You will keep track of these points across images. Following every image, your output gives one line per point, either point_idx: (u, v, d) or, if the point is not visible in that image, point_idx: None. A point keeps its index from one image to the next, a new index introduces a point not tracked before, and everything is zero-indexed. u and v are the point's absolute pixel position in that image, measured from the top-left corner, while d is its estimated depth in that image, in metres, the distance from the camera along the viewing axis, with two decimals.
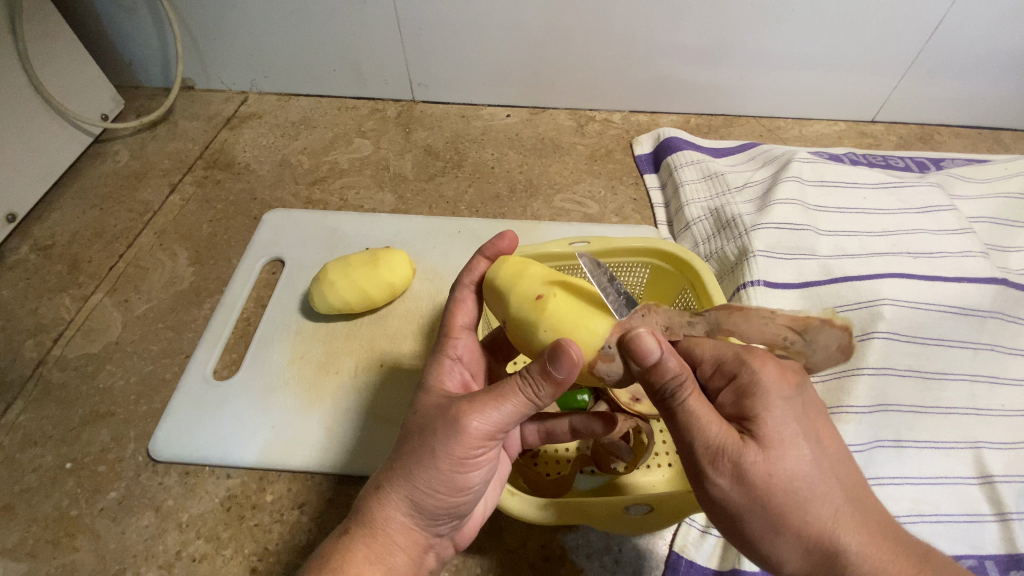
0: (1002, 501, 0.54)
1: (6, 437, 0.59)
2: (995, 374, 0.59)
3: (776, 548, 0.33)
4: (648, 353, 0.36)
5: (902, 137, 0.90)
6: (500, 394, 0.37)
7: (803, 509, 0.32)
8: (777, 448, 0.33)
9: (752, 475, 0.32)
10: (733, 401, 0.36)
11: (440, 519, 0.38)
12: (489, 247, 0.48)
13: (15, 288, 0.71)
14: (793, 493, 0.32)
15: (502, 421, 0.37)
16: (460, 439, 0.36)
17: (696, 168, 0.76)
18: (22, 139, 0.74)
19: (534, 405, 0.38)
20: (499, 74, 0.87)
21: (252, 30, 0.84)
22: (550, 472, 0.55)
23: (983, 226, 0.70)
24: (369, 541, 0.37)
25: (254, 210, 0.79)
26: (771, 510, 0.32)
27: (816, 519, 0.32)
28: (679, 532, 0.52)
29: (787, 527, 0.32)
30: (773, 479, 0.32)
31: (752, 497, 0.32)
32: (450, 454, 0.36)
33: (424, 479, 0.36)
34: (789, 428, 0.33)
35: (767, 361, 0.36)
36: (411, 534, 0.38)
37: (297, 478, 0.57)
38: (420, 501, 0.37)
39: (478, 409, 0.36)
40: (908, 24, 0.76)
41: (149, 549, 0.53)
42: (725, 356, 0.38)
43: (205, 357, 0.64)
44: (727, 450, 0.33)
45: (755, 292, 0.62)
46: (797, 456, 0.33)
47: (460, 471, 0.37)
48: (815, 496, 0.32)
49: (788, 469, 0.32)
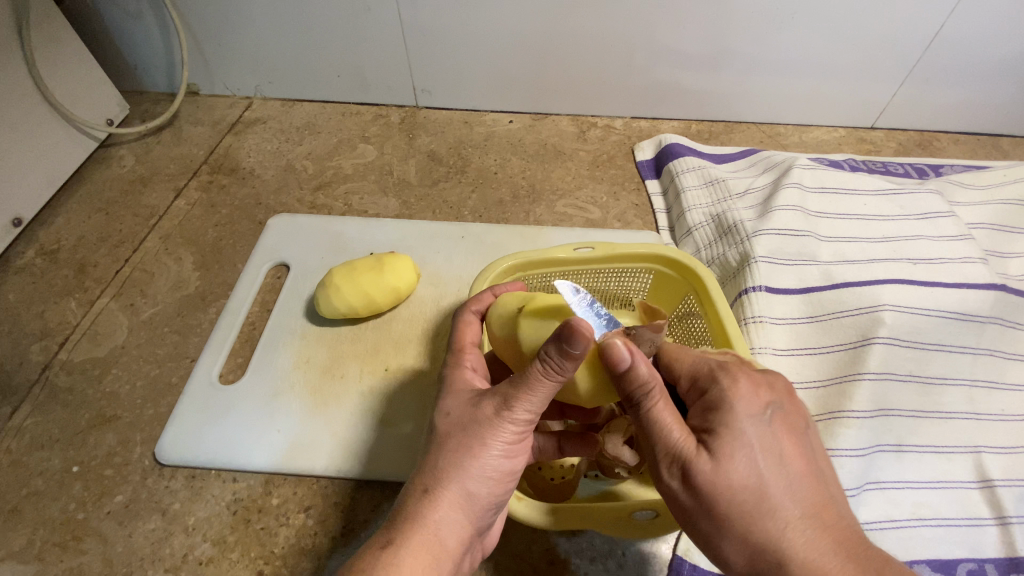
0: (1002, 504, 0.54)
1: (13, 440, 0.60)
2: (994, 379, 0.60)
3: (722, 550, 0.35)
4: (620, 360, 0.35)
5: (901, 142, 0.91)
6: (529, 383, 0.37)
7: (748, 520, 0.33)
8: (730, 461, 0.34)
9: (700, 482, 0.34)
10: (699, 412, 0.37)
11: (484, 514, 0.39)
12: (499, 287, 0.52)
13: (21, 291, 0.71)
14: (740, 503, 0.33)
15: (536, 404, 0.38)
16: (502, 425, 0.38)
17: (697, 174, 0.77)
18: (29, 144, 0.75)
19: (562, 382, 0.38)
20: (503, 80, 0.88)
21: (258, 37, 0.85)
22: (554, 477, 0.55)
23: (981, 232, 0.71)
24: (421, 545, 0.35)
25: (259, 214, 0.80)
26: (717, 515, 0.34)
27: (761, 530, 0.33)
28: (682, 536, 0.53)
29: (731, 533, 0.34)
30: (719, 490, 0.33)
31: (701, 502, 0.34)
32: (495, 440, 0.38)
33: (472, 469, 0.38)
34: (749, 444, 0.34)
35: (740, 379, 0.37)
36: (459, 535, 0.37)
37: (303, 482, 0.57)
38: (469, 493, 0.38)
39: (516, 400, 0.37)
40: (906, 32, 0.77)
41: (156, 551, 0.53)
42: (699, 370, 0.39)
43: (210, 361, 0.64)
44: (680, 458, 0.35)
45: (757, 297, 0.63)
46: (752, 470, 0.33)
47: (504, 458, 0.38)
48: (763, 509, 0.33)
49: (738, 480, 0.33)
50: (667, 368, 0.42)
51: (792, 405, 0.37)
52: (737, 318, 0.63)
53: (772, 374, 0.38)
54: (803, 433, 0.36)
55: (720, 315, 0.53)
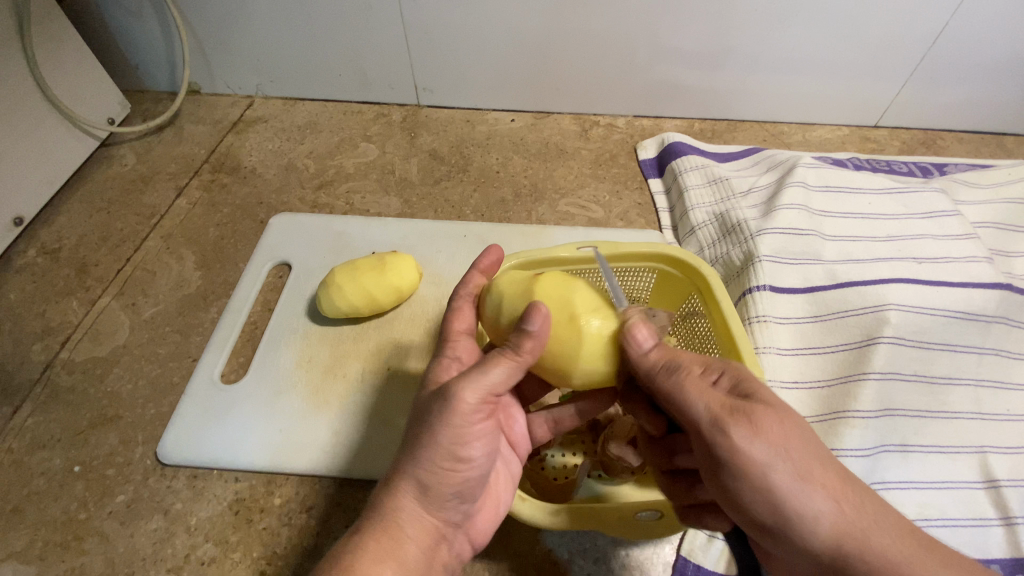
0: (1008, 505, 0.54)
1: (14, 440, 0.60)
2: (1000, 379, 0.60)
3: (807, 499, 0.34)
4: (644, 340, 0.41)
5: (905, 141, 0.90)
6: (486, 362, 0.39)
7: (819, 458, 0.35)
8: (786, 405, 0.36)
9: (776, 423, 0.35)
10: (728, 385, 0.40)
11: (445, 502, 0.40)
12: (482, 263, 0.51)
13: (22, 291, 0.71)
14: (807, 442, 0.35)
15: (492, 383, 0.39)
16: (454, 410, 0.38)
17: (700, 172, 0.77)
18: (30, 143, 0.75)
19: (519, 362, 0.39)
20: (505, 79, 0.88)
21: (259, 35, 0.85)
22: (557, 477, 0.55)
23: (986, 231, 0.71)
24: (380, 533, 0.37)
25: (260, 213, 0.79)
26: (797, 457, 0.34)
27: (831, 468, 0.35)
28: (686, 537, 0.52)
29: (807, 471, 0.34)
30: (790, 426, 0.35)
31: (779, 443, 0.34)
32: (448, 427, 0.38)
33: (425, 458, 0.38)
34: (788, 395, 0.38)
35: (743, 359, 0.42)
36: (416, 524, 0.39)
37: (305, 481, 0.57)
38: (424, 482, 0.39)
39: (466, 380, 0.38)
40: (911, 29, 0.76)
41: (158, 552, 0.53)
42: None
43: (212, 360, 0.64)
44: (745, 403, 0.36)
45: (761, 297, 0.63)
46: (801, 414, 0.37)
47: (461, 444, 0.39)
48: (821, 446, 0.36)
49: (799, 420, 0.36)
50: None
51: None
52: (741, 317, 0.63)
53: None
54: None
55: (724, 314, 0.53)
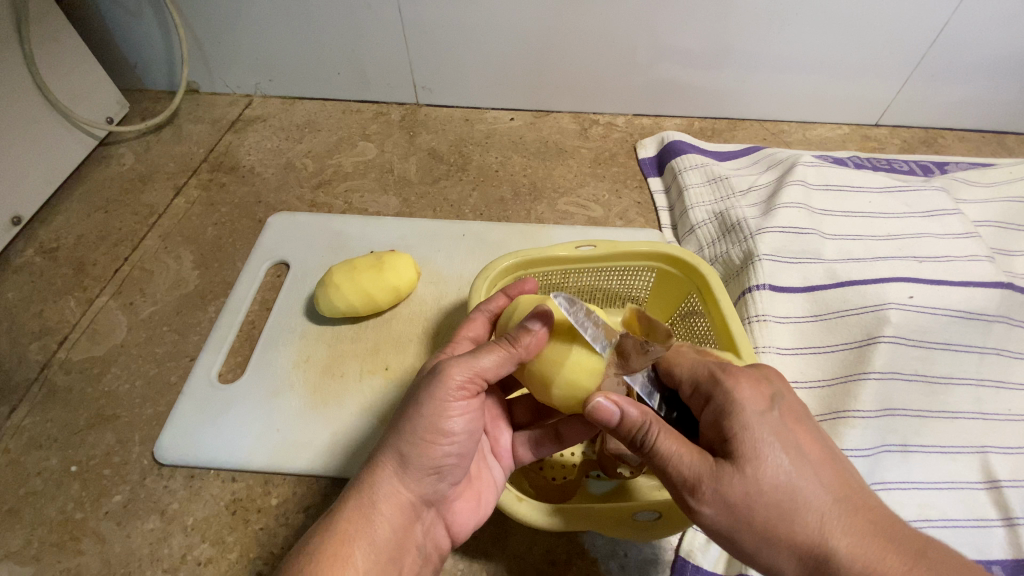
0: (1010, 505, 0.53)
1: (11, 440, 0.59)
2: (1001, 379, 0.59)
3: (772, 560, 0.34)
4: (609, 418, 0.38)
5: (906, 140, 0.90)
6: (481, 347, 0.40)
7: (787, 519, 0.33)
8: (752, 463, 0.34)
9: (733, 497, 0.34)
10: (712, 421, 0.38)
11: (423, 478, 0.40)
12: (513, 287, 0.49)
13: (20, 290, 0.71)
14: (774, 504, 0.33)
15: (482, 369, 0.39)
16: (441, 383, 0.38)
17: (700, 171, 0.76)
18: (28, 142, 0.75)
19: (513, 354, 0.40)
20: (503, 78, 0.88)
21: (258, 34, 0.84)
22: (555, 477, 0.55)
23: (987, 230, 0.70)
24: (355, 509, 0.38)
25: (258, 212, 0.79)
26: (757, 525, 0.34)
27: (803, 527, 0.33)
28: (684, 537, 0.52)
29: (773, 535, 0.34)
30: (750, 493, 0.34)
31: (737, 518, 0.34)
32: (432, 400, 0.38)
33: (408, 430, 0.39)
34: (766, 442, 0.35)
35: (738, 380, 0.38)
36: (394, 500, 0.39)
37: (302, 481, 0.57)
38: (405, 457, 0.39)
39: (457, 359, 0.39)
40: (912, 27, 0.76)
41: (155, 552, 0.53)
42: (699, 374, 0.41)
43: (210, 360, 0.64)
44: (705, 478, 0.35)
45: (760, 296, 0.62)
46: (775, 467, 0.34)
47: (444, 417, 0.39)
48: (797, 501, 0.33)
49: (766, 480, 0.34)
50: (668, 375, 0.44)
51: (791, 394, 0.38)
52: (740, 316, 0.63)
53: (764, 370, 0.40)
54: (807, 420, 0.37)
55: (723, 312, 0.53)
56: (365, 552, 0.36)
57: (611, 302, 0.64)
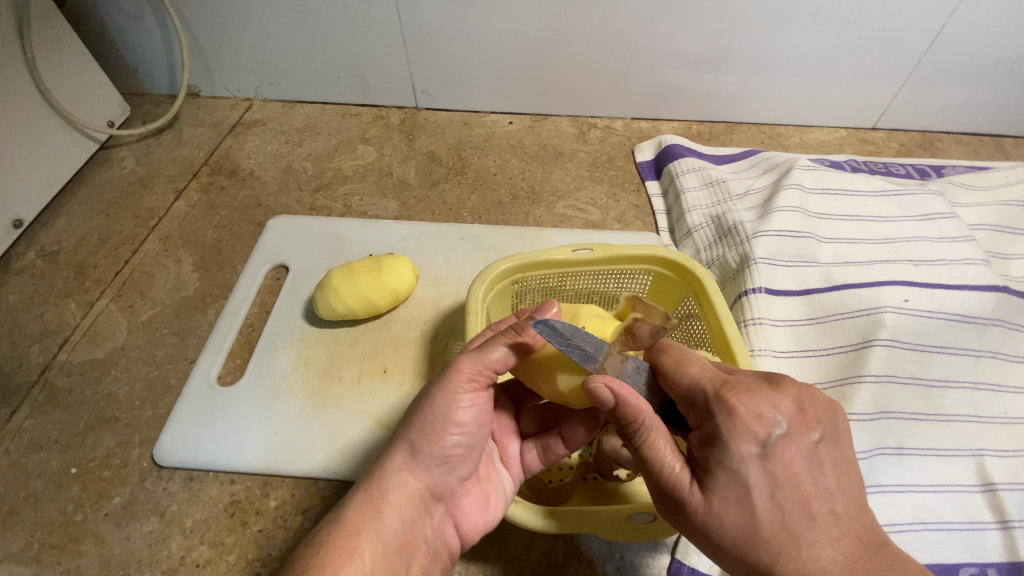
0: (1004, 508, 0.54)
1: (11, 442, 0.60)
2: (997, 382, 0.60)
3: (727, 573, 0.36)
4: (603, 400, 0.37)
5: (903, 143, 0.90)
6: (488, 340, 0.42)
7: (743, 554, 0.34)
8: (716, 501, 0.34)
9: (692, 520, 0.35)
10: (698, 443, 0.36)
11: (433, 470, 0.41)
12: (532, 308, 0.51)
13: (22, 293, 0.71)
14: (730, 539, 0.34)
15: (492, 360, 0.41)
16: (452, 376, 0.40)
17: (696, 175, 0.77)
18: (30, 145, 0.75)
19: (519, 341, 0.42)
20: (502, 81, 0.88)
21: (258, 38, 0.85)
22: (551, 480, 0.55)
23: (983, 234, 0.71)
24: (364, 502, 0.39)
25: (258, 216, 0.80)
26: (712, 548, 0.35)
27: (756, 563, 0.33)
28: (680, 540, 0.52)
29: (728, 558, 0.35)
30: (709, 525, 0.34)
31: (696, 536, 0.35)
32: (442, 391, 0.41)
33: (420, 422, 0.41)
34: (737, 484, 0.33)
35: (733, 411, 0.34)
36: (404, 489, 0.40)
37: (301, 483, 0.57)
38: (416, 447, 0.41)
39: (466, 353, 0.42)
40: (908, 32, 0.76)
41: (154, 554, 0.53)
42: (695, 393, 0.37)
43: (209, 362, 0.64)
44: (672, 495, 0.36)
45: (757, 299, 0.63)
46: (739, 510, 0.33)
47: (455, 408, 0.41)
48: (757, 541, 0.33)
49: (727, 518, 0.33)
50: (667, 382, 0.40)
51: (798, 425, 0.34)
52: (737, 319, 0.63)
53: (777, 393, 0.35)
54: (805, 458, 0.34)
55: (718, 316, 0.53)
56: (373, 542, 0.37)
57: (608, 305, 0.64)
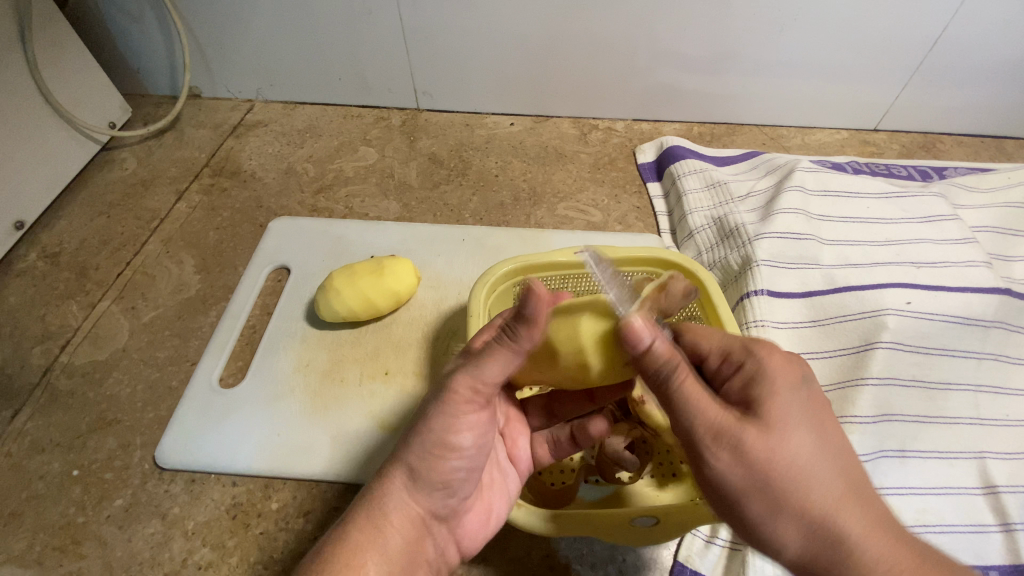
0: (1007, 511, 0.54)
1: (13, 444, 0.60)
2: (999, 385, 0.59)
3: (777, 530, 0.33)
4: (641, 342, 0.33)
5: (904, 145, 0.90)
6: (480, 352, 0.39)
7: (804, 488, 0.32)
8: (778, 429, 0.33)
9: (752, 455, 0.32)
10: (739, 388, 0.36)
11: (434, 491, 0.40)
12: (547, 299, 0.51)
13: (23, 294, 0.71)
14: (792, 471, 0.32)
15: (487, 375, 0.38)
16: (447, 398, 0.39)
17: (698, 176, 0.77)
18: (31, 147, 0.75)
19: (515, 350, 0.37)
20: (504, 83, 0.88)
21: (260, 40, 0.85)
22: (554, 482, 0.54)
23: (985, 235, 0.70)
24: (364, 523, 0.38)
25: (260, 217, 0.79)
26: (769, 488, 0.32)
27: (817, 499, 0.32)
28: (683, 542, 0.53)
29: (786, 500, 0.32)
30: (771, 455, 0.32)
31: (752, 477, 0.32)
32: (440, 413, 0.39)
33: (419, 443, 0.39)
34: (793, 413, 0.34)
35: (773, 354, 0.37)
36: (405, 510, 0.39)
37: (303, 485, 0.57)
38: (415, 469, 0.39)
39: (461, 369, 0.39)
40: (910, 33, 0.76)
41: (156, 556, 0.53)
42: (730, 346, 0.39)
43: (211, 364, 0.64)
44: (728, 431, 0.33)
45: (759, 302, 0.62)
46: (799, 437, 0.33)
47: (452, 429, 0.39)
48: (817, 473, 0.32)
49: (790, 446, 0.33)
50: (689, 351, 0.41)
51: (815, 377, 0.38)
52: (739, 322, 0.63)
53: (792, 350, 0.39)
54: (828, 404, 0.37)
55: (721, 318, 0.53)
56: (375, 568, 0.36)
57: None
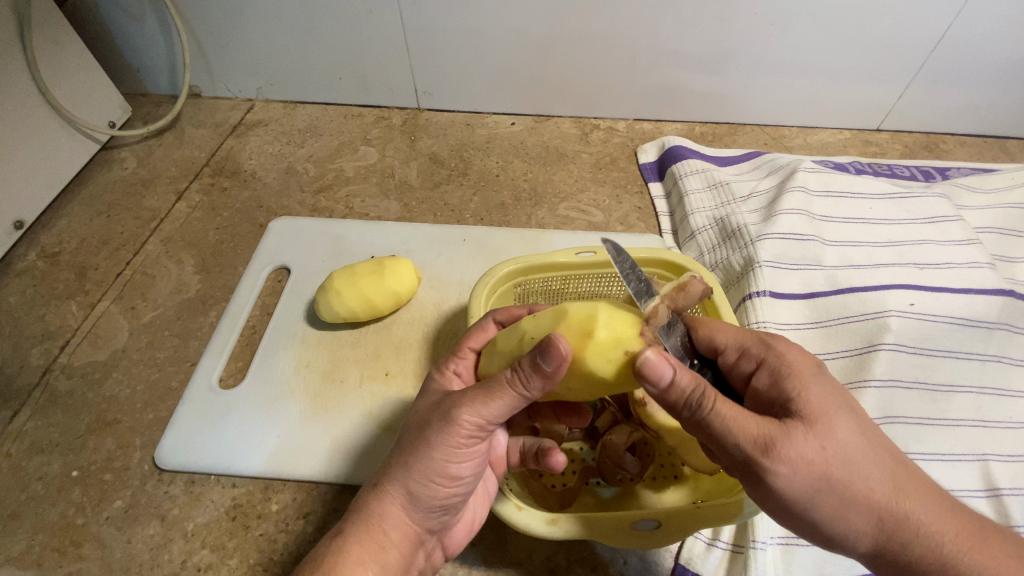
0: (1009, 513, 0.54)
1: (13, 445, 0.60)
2: (1002, 387, 0.59)
3: (847, 523, 0.34)
4: (661, 375, 0.34)
5: (907, 145, 0.90)
6: (491, 389, 0.36)
7: (864, 477, 0.33)
8: (824, 423, 0.33)
9: (811, 457, 0.33)
10: (768, 383, 0.37)
11: (431, 512, 0.39)
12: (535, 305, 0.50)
13: (22, 295, 0.71)
14: (848, 463, 0.33)
15: (492, 414, 0.37)
16: (449, 432, 0.37)
17: (700, 176, 0.76)
18: (30, 146, 0.75)
19: (524, 397, 0.36)
20: (505, 82, 0.88)
21: (260, 39, 0.85)
22: (556, 484, 0.54)
23: (988, 236, 0.70)
24: (364, 539, 0.36)
25: (259, 217, 0.79)
26: (835, 486, 0.33)
27: (877, 486, 0.33)
28: (685, 545, 0.52)
29: (851, 492, 0.33)
30: (829, 451, 0.33)
31: (816, 478, 0.33)
32: (442, 444, 0.37)
33: (420, 469, 0.37)
34: (832, 402, 0.34)
35: (789, 346, 0.38)
36: (403, 529, 0.38)
37: (303, 486, 0.57)
38: (414, 493, 0.38)
39: (467, 401, 0.37)
40: (913, 33, 0.76)
41: (155, 558, 0.53)
42: (745, 340, 0.39)
43: (211, 365, 0.64)
44: (781, 436, 0.33)
45: (760, 303, 0.62)
46: (845, 426, 0.34)
47: (454, 461, 0.38)
48: (870, 458, 0.33)
49: (841, 437, 0.33)
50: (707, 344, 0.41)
51: None
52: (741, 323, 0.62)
53: None
54: None
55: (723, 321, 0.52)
56: None
57: None
